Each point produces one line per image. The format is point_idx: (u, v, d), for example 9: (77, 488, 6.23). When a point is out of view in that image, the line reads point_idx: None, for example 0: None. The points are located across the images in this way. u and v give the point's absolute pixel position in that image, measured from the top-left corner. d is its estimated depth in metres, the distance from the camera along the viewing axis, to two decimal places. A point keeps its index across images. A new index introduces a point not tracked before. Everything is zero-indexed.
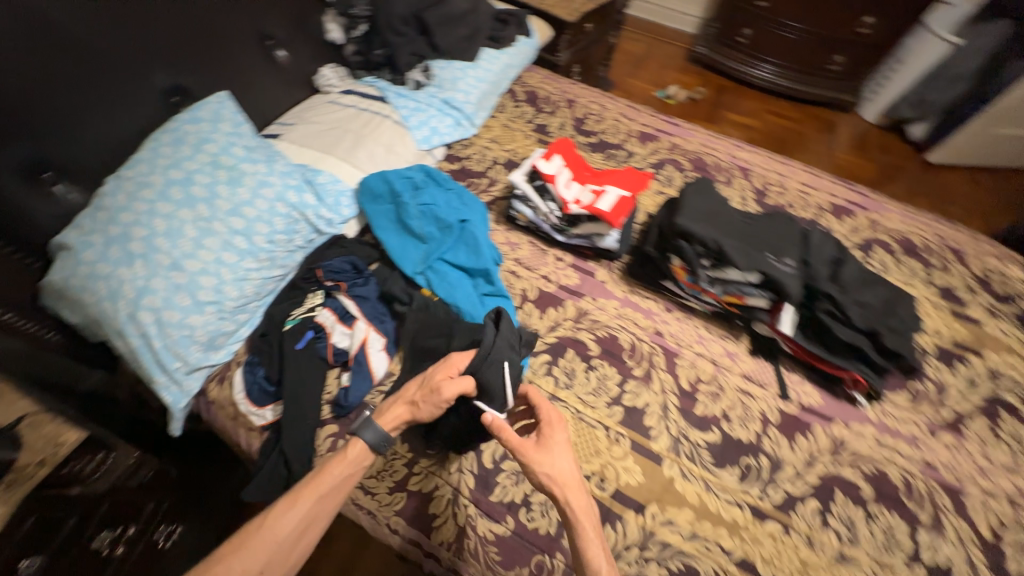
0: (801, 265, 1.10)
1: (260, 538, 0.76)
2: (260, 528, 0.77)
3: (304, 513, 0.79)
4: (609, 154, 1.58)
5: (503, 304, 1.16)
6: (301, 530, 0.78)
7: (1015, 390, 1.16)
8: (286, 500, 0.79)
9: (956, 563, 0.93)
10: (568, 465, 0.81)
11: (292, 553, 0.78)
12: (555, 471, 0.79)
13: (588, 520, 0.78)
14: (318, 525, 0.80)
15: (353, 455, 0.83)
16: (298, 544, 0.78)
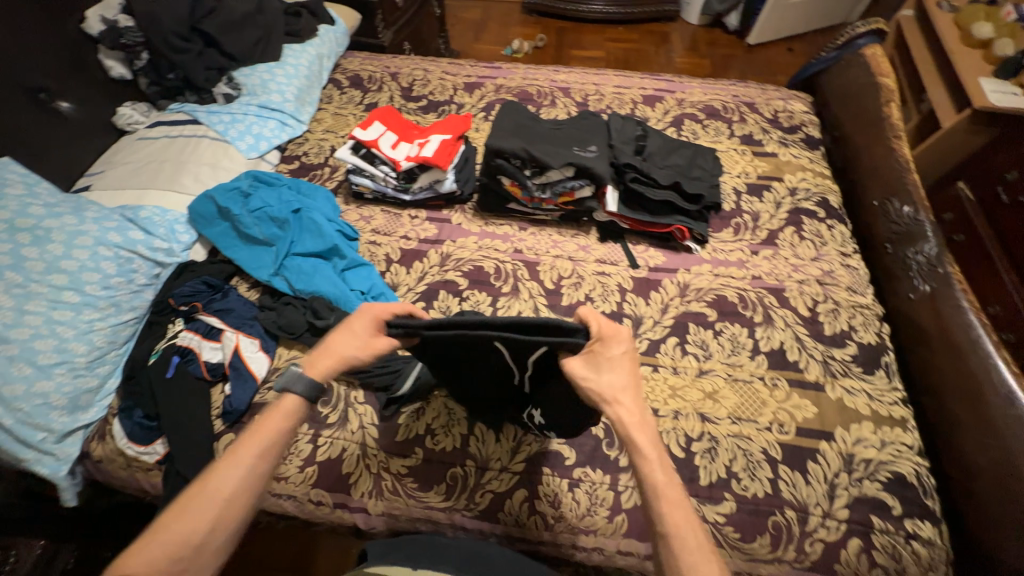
0: (605, 149, 1.24)
1: (201, 506, 0.66)
2: (193, 495, 0.66)
3: (249, 467, 0.70)
4: (441, 111, 1.66)
5: (366, 271, 1.20)
6: (245, 488, 0.69)
7: (810, 198, 1.39)
8: (227, 459, 0.70)
9: (786, 343, 1.13)
10: (620, 381, 0.74)
11: (239, 510, 0.68)
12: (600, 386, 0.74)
13: (646, 442, 0.70)
14: (264, 480, 0.71)
15: (293, 401, 0.77)
16: (249, 500, 0.69)
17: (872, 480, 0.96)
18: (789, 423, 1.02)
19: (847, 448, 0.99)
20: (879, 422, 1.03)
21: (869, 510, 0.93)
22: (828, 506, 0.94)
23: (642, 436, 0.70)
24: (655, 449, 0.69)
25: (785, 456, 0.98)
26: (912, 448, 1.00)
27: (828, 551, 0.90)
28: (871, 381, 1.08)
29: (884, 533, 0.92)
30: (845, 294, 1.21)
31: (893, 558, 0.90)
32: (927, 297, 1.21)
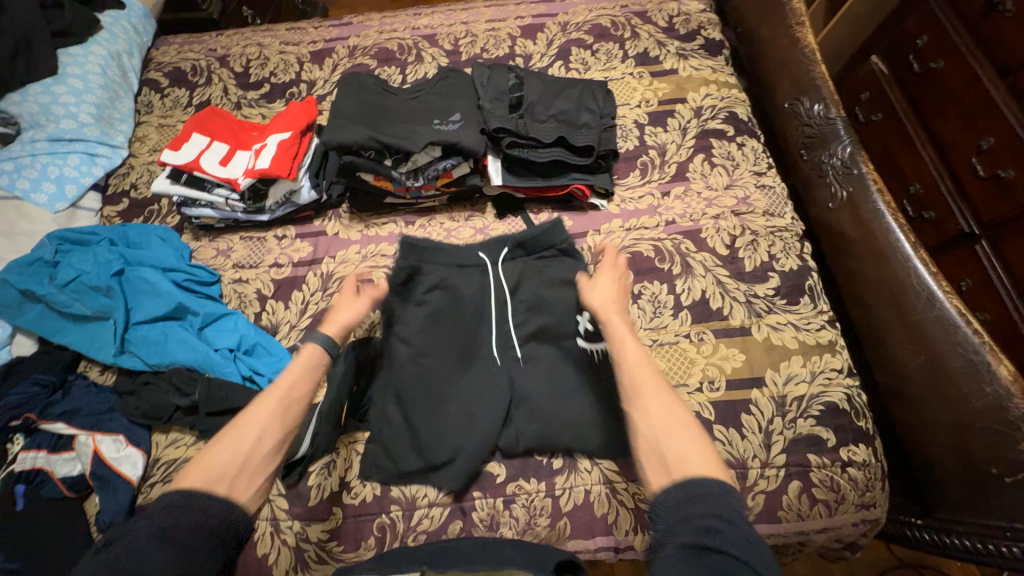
0: (471, 112, 1.04)
1: (215, 453, 0.71)
2: (217, 443, 0.72)
3: (263, 424, 0.75)
4: (290, 96, 1.38)
5: (232, 322, 1.02)
6: (255, 443, 0.73)
7: (717, 116, 1.25)
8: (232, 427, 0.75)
9: (708, 291, 1.04)
10: (605, 298, 0.87)
11: (256, 467, 0.72)
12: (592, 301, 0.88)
13: (637, 351, 0.79)
14: (270, 442, 0.75)
15: (308, 359, 0.84)
16: (257, 449, 0.73)
17: (806, 417, 0.93)
18: (719, 378, 0.96)
19: (779, 390, 0.95)
20: (808, 353, 0.98)
21: (806, 449, 0.91)
22: (765, 456, 0.91)
23: (631, 344, 0.80)
24: (644, 355, 0.79)
25: (718, 415, 0.94)
26: (841, 372, 0.97)
27: (770, 500, 0.89)
28: (795, 311, 1.02)
29: (821, 468, 0.90)
30: (762, 221, 1.12)
31: (832, 490, 0.89)
32: (847, 203, 1.12)
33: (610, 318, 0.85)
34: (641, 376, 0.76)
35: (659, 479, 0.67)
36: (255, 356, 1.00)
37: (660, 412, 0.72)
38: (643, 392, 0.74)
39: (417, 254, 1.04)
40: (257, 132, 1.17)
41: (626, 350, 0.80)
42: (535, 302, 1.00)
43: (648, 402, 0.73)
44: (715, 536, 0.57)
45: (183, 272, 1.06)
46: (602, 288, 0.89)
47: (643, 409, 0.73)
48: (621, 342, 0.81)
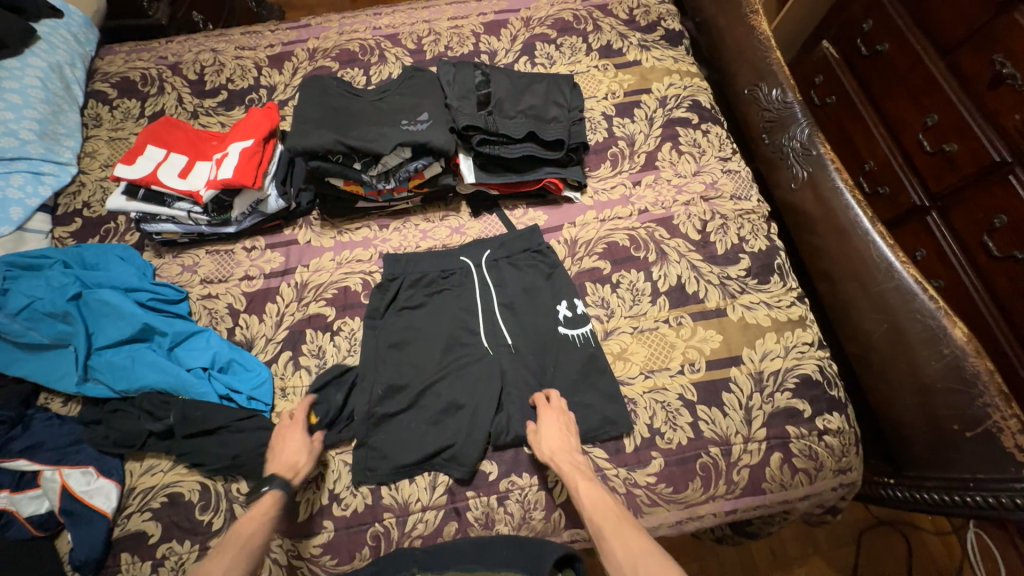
0: (440, 111, 1.03)
1: None
2: None
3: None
4: (249, 102, 1.33)
5: (204, 339, 0.98)
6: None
7: (681, 105, 1.28)
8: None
9: (683, 276, 1.07)
10: (553, 442, 0.87)
11: None
12: (536, 447, 0.87)
13: (591, 491, 0.81)
14: None
15: (272, 500, 0.81)
16: None
17: (783, 391, 0.96)
18: (699, 360, 0.99)
19: (756, 366, 0.98)
20: (781, 329, 1.02)
21: (784, 422, 0.94)
22: (747, 431, 0.94)
23: (583, 488, 0.81)
24: (599, 495, 0.80)
25: (700, 396, 0.96)
26: (812, 345, 1.01)
27: (754, 474, 0.92)
28: (767, 290, 1.06)
29: (800, 438, 0.94)
30: (731, 205, 1.15)
31: (811, 458, 0.93)
32: (808, 183, 1.17)
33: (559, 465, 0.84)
34: (599, 516, 0.77)
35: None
36: (231, 373, 0.97)
37: (626, 550, 0.72)
38: (605, 535, 0.75)
39: (402, 263, 1.07)
40: (217, 141, 1.13)
41: (580, 493, 0.81)
42: (519, 295, 1.04)
43: (613, 546, 0.73)
44: None
45: (147, 292, 1.02)
46: (548, 431, 0.88)
47: (610, 556, 0.73)
48: (575, 484, 0.82)
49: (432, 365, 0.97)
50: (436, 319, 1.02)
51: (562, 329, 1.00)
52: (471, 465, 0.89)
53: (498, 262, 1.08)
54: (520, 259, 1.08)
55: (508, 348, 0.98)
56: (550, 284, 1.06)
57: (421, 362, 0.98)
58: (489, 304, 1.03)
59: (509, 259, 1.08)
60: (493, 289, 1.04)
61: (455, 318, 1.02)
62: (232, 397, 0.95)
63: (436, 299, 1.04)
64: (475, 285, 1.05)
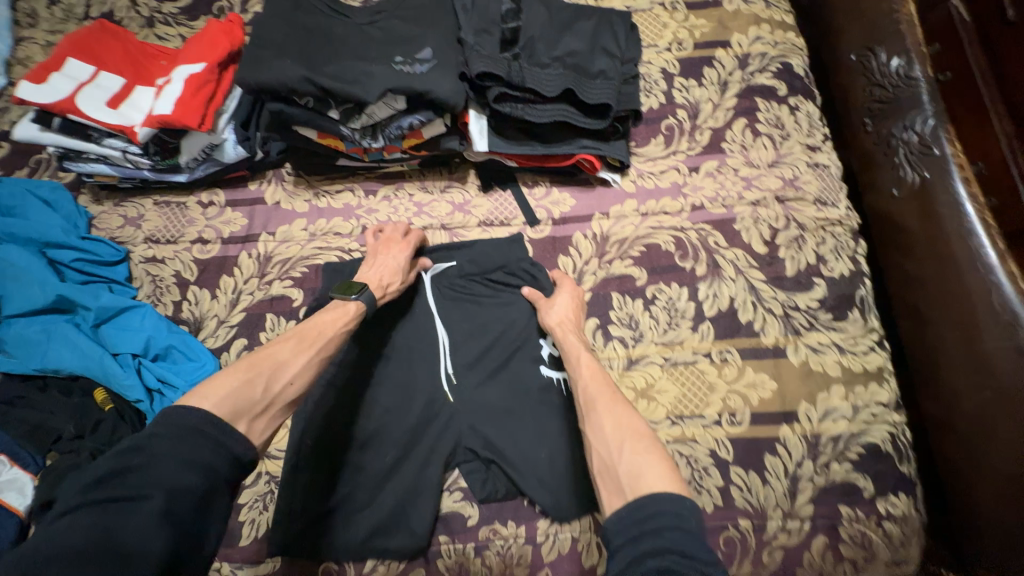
0: (449, 48, 0.76)
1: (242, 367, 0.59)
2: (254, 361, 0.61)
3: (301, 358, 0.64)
4: (218, 11, 1.04)
5: (138, 317, 0.81)
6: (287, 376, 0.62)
7: (767, 68, 0.98)
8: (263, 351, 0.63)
9: (737, 299, 0.84)
10: (561, 313, 0.80)
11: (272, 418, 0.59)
12: (547, 320, 0.79)
13: (591, 367, 0.71)
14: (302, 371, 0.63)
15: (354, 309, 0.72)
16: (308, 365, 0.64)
17: (842, 461, 0.77)
18: (742, 410, 0.79)
19: (813, 427, 0.78)
20: (852, 382, 0.81)
21: (838, 499, 0.76)
22: (789, 506, 0.75)
23: (586, 362, 0.72)
24: (599, 374, 0.70)
25: (737, 455, 0.77)
26: (888, 406, 0.80)
27: (790, 558, 0.74)
28: (841, 329, 0.83)
29: (854, 521, 0.75)
30: (812, 211, 0.89)
31: (862, 547, 0.75)
32: (917, 191, 0.90)
33: (565, 336, 0.77)
34: (597, 389, 0.67)
35: (609, 495, 0.57)
36: (170, 361, 0.80)
37: (614, 427, 0.62)
38: (597, 406, 0.65)
39: (340, 276, 0.86)
40: (166, 61, 0.88)
41: (583, 372, 0.71)
42: (497, 334, 0.84)
43: (601, 416, 0.64)
44: (660, 523, 0.51)
45: (73, 251, 0.83)
46: (559, 303, 0.81)
47: (595, 425, 0.64)
48: (576, 359, 0.73)
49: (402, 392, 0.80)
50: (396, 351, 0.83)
51: (542, 370, 0.82)
52: (430, 527, 0.74)
53: (469, 280, 0.87)
54: (495, 280, 0.87)
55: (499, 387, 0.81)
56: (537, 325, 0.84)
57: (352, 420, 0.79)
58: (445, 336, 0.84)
59: (460, 279, 0.87)
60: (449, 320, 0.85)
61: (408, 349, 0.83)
62: (167, 390, 0.78)
63: (410, 338, 0.84)
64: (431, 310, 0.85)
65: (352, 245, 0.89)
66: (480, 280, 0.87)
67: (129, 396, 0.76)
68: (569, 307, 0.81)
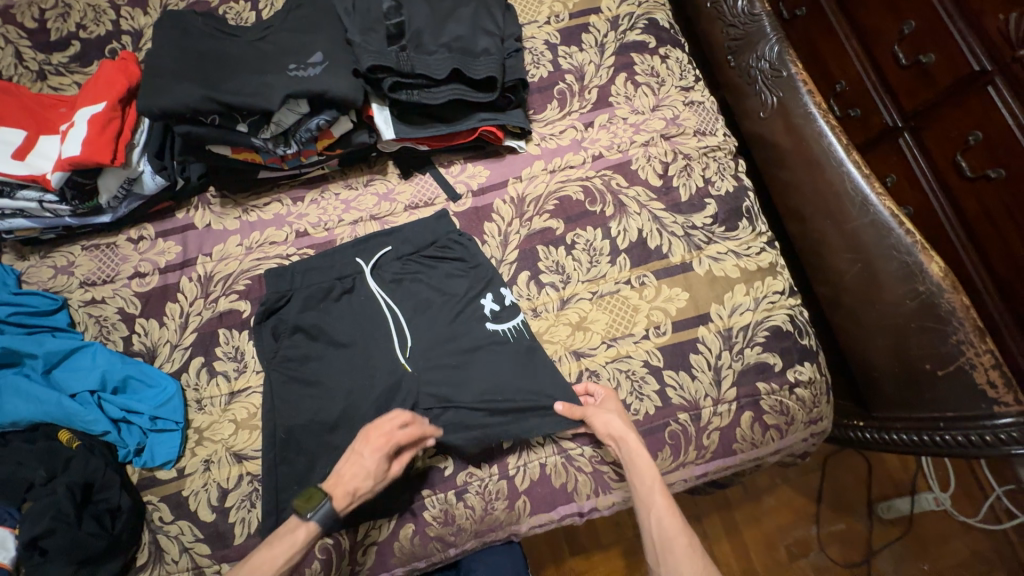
0: (339, 50, 0.83)
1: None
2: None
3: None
4: (111, 53, 1.05)
5: (89, 356, 0.83)
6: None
7: (636, 25, 1.09)
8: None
9: (645, 229, 0.96)
10: (622, 425, 0.81)
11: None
12: (613, 429, 0.80)
13: (666, 497, 0.77)
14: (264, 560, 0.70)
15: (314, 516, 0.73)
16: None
17: (753, 345, 0.90)
18: (665, 322, 0.90)
19: (724, 323, 0.90)
20: (751, 279, 0.93)
21: (755, 378, 0.88)
22: (716, 393, 0.87)
23: (658, 489, 0.77)
24: (673, 504, 0.77)
25: (667, 361, 0.89)
26: (783, 293, 0.94)
27: (725, 436, 0.87)
28: (735, 237, 0.96)
29: (771, 394, 0.88)
30: (694, 142, 1.02)
31: (782, 414, 0.88)
32: (777, 110, 1.04)
33: (631, 453, 0.79)
34: (673, 528, 0.75)
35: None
36: (130, 392, 0.83)
37: (689, 567, 0.72)
38: (674, 546, 0.74)
39: (284, 280, 0.91)
40: (65, 108, 0.89)
41: (657, 501, 0.77)
42: (440, 303, 0.91)
43: (677, 561, 0.73)
44: None
45: (7, 306, 0.84)
46: (613, 413, 0.82)
47: (672, 569, 0.72)
48: (648, 480, 0.78)
49: (361, 372, 0.86)
50: (347, 334, 0.88)
51: (490, 326, 0.89)
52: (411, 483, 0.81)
53: (406, 261, 0.94)
54: (429, 256, 0.94)
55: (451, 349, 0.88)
56: (475, 288, 0.92)
57: (320, 406, 0.84)
58: (394, 316, 0.90)
59: (398, 261, 0.94)
60: (396, 301, 0.91)
61: (362, 333, 0.88)
62: (135, 418, 0.82)
63: (360, 322, 0.89)
64: (374, 293, 0.91)
65: (289, 250, 0.93)
66: (416, 257, 0.94)
67: (96, 429, 0.79)
68: (622, 418, 0.82)
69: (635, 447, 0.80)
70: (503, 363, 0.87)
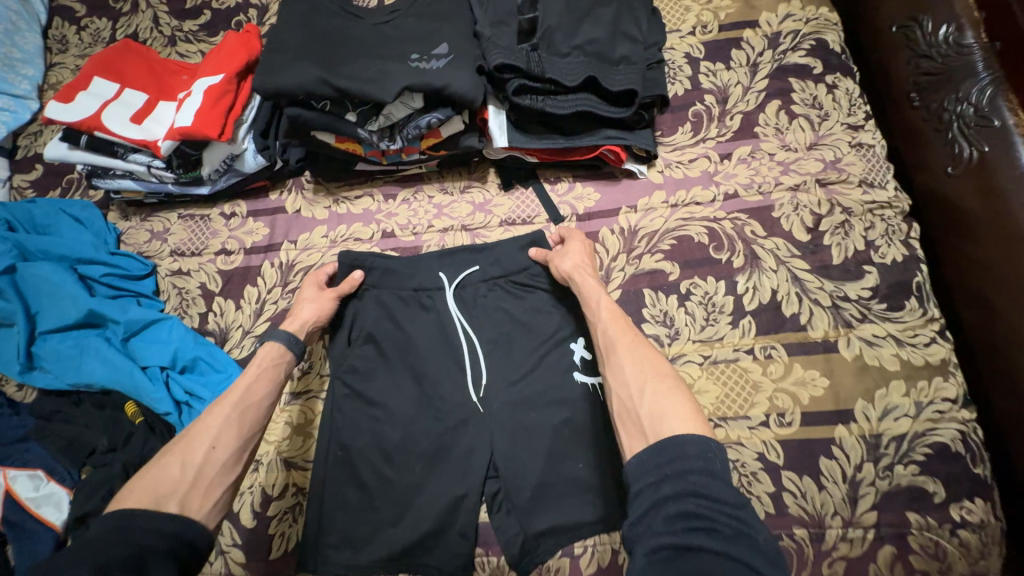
0: (465, 42, 0.74)
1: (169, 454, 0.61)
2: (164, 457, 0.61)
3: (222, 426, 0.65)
4: (236, 25, 1.05)
5: (165, 329, 0.82)
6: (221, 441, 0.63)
7: (800, 46, 0.92)
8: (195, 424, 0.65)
9: (780, 291, 0.79)
10: (571, 261, 0.77)
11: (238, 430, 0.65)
12: (564, 267, 0.77)
13: (612, 314, 0.69)
14: (238, 423, 0.65)
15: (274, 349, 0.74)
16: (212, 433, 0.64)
17: (907, 464, 0.71)
18: (792, 410, 0.74)
19: (872, 428, 0.72)
20: (914, 377, 0.74)
21: (904, 505, 0.69)
22: (849, 514, 0.69)
23: (602, 300, 0.71)
24: (618, 313, 0.69)
25: (788, 459, 0.72)
26: (958, 403, 0.73)
27: (853, 570, 0.68)
28: (898, 319, 0.77)
29: (924, 530, 0.69)
30: (858, 194, 0.83)
31: (936, 559, 0.68)
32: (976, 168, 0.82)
33: (580, 279, 0.74)
34: (617, 331, 0.66)
35: (635, 446, 0.55)
36: (197, 373, 0.80)
37: (636, 364, 0.62)
38: (617, 345, 0.65)
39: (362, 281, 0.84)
40: (186, 76, 0.89)
41: (600, 311, 0.69)
42: (525, 340, 0.80)
43: (622, 361, 0.63)
44: (702, 495, 0.47)
45: (101, 265, 0.84)
46: (576, 250, 0.79)
47: (617, 370, 0.63)
48: (594, 301, 0.71)
49: (429, 402, 0.78)
50: (419, 354, 0.80)
51: (578, 375, 0.77)
52: (469, 538, 0.72)
53: (492, 283, 0.83)
54: (520, 282, 0.83)
55: (531, 398, 0.76)
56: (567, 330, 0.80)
57: (380, 430, 0.77)
58: (471, 345, 0.80)
59: (485, 282, 0.83)
60: (476, 328, 0.81)
61: (436, 359, 0.80)
62: (196, 401, 0.78)
63: (437, 345, 0.80)
64: (455, 316, 0.81)
65: (373, 250, 0.87)
66: (505, 283, 0.83)
67: (159, 408, 0.76)
68: (585, 254, 0.79)
69: (580, 263, 0.76)
70: (588, 422, 0.74)
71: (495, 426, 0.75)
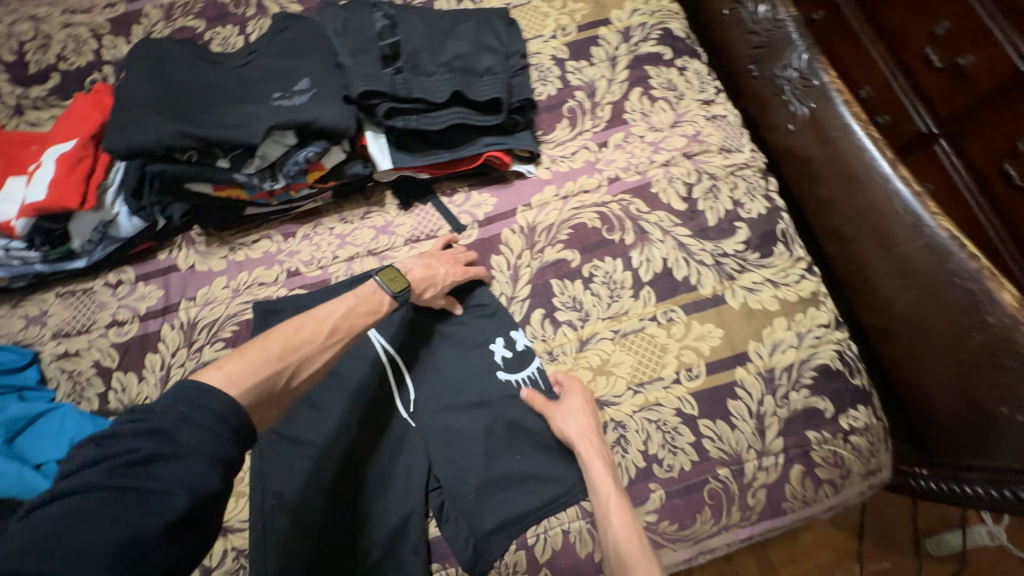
0: (330, 78, 0.76)
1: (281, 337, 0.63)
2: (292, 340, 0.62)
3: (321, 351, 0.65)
4: (91, 84, 0.99)
5: (57, 419, 0.75)
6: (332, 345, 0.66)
7: (650, 36, 1.02)
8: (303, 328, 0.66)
9: (670, 258, 0.86)
10: (577, 427, 0.72)
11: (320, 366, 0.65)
12: (567, 432, 0.72)
13: (624, 519, 0.68)
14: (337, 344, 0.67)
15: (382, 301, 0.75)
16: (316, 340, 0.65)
17: (799, 389, 0.79)
18: (698, 363, 0.81)
19: (765, 364, 0.80)
20: (792, 312, 0.83)
21: (804, 426, 0.78)
22: (761, 445, 0.77)
23: (612, 497, 0.69)
24: (628, 514, 0.68)
25: (702, 408, 0.78)
26: (830, 326, 0.83)
27: (772, 494, 0.76)
28: (770, 264, 0.87)
29: (822, 444, 0.78)
30: (720, 160, 0.93)
31: (836, 466, 0.77)
32: (810, 122, 0.94)
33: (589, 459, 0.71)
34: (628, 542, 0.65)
35: None
36: None
37: None
38: (629, 557, 0.65)
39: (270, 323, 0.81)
40: (36, 146, 0.83)
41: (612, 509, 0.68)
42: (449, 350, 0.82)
43: None
44: None
45: None
46: (575, 407, 0.75)
47: None
48: (604, 493, 0.69)
49: (359, 432, 0.77)
50: (343, 386, 0.79)
51: (502, 375, 0.80)
52: (423, 556, 0.72)
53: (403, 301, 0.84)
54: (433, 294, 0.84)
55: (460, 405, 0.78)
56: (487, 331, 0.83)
57: (313, 472, 0.74)
58: (395, 365, 0.80)
59: None
60: (396, 348, 0.81)
61: (360, 388, 0.79)
62: None
63: (358, 373, 0.79)
64: (373, 340, 0.81)
65: (279, 292, 0.85)
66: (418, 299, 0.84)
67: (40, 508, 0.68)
68: (585, 411, 0.75)
69: (587, 435, 0.72)
70: (519, 416, 0.77)
71: (431, 439, 0.76)
